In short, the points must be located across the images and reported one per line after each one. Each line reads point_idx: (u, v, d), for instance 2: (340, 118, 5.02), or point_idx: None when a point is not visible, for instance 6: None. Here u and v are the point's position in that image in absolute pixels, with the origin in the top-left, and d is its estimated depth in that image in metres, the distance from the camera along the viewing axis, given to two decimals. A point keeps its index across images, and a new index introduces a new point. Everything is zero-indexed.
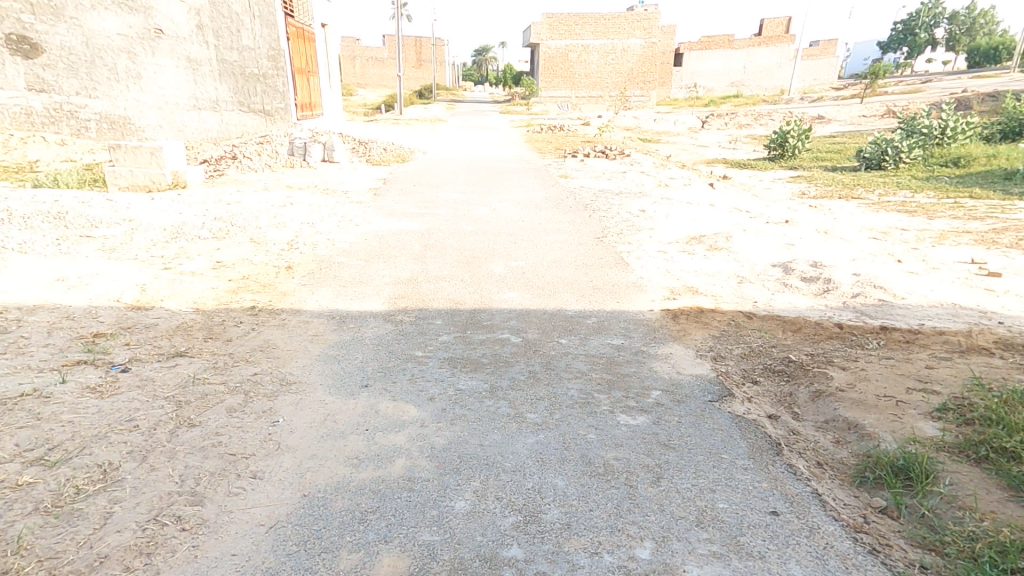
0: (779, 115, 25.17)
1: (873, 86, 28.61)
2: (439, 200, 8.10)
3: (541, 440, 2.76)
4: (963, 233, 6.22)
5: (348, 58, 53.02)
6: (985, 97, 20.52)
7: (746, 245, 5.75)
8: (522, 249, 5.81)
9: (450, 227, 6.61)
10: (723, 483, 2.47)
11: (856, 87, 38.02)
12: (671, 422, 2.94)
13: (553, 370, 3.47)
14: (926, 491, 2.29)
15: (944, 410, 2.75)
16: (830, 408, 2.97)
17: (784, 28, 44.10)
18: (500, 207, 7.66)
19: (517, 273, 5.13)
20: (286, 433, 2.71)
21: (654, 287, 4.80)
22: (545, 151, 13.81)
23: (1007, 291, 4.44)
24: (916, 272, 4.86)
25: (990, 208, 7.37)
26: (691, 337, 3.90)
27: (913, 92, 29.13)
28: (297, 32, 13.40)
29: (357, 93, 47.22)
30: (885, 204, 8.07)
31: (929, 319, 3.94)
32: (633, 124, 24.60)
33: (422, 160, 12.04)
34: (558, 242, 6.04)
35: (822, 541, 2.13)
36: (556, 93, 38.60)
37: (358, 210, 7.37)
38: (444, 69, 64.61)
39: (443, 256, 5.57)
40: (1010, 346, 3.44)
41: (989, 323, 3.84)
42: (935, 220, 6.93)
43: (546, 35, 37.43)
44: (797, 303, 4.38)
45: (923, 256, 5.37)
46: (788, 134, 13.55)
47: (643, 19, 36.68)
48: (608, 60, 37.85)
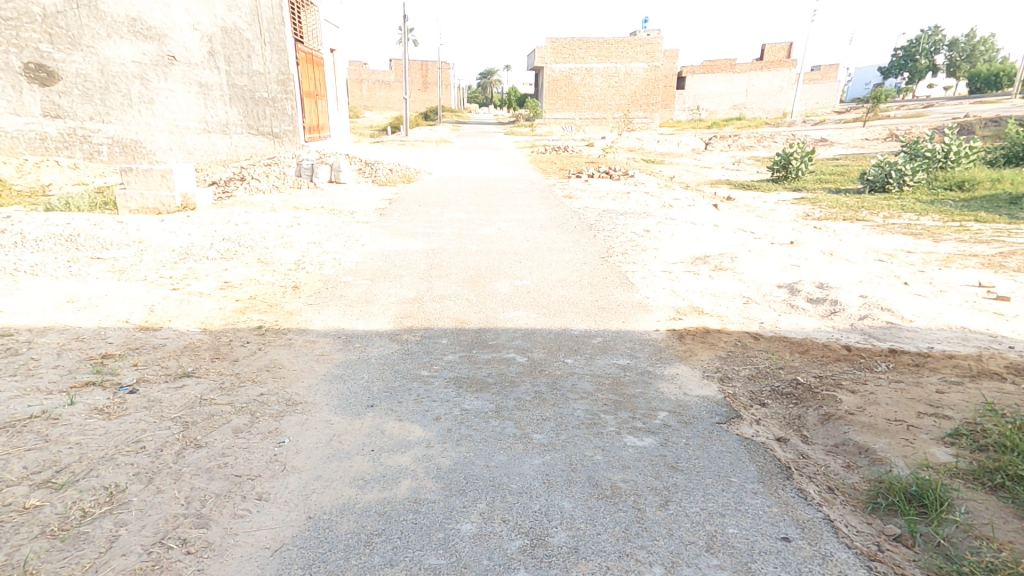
0: (783, 137, 25.42)
1: (876, 111, 28.93)
2: (443, 219, 8.17)
3: (548, 462, 2.73)
4: (969, 256, 6.22)
5: (356, 81, 54.09)
6: (987, 122, 20.79)
7: (750, 265, 5.76)
8: (527, 268, 5.85)
9: (455, 247, 6.66)
10: (732, 508, 2.44)
11: (857, 110, 38.57)
12: (680, 444, 2.92)
13: (559, 391, 3.44)
14: (941, 519, 2.26)
15: (957, 435, 2.73)
16: (840, 432, 2.95)
17: (785, 53, 44.83)
18: (505, 226, 7.75)
19: (522, 292, 5.14)
20: (292, 453, 2.69)
21: (660, 306, 4.79)
22: (550, 172, 13.92)
23: (1017, 315, 4.42)
24: (924, 295, 4.85)
25: (997, 231, 7.40)
26: (698, 357, 3.87)
27: (915, 116, 29.53)
28: (308, 56, 13.73)
29: (364, 116, 47.73)
30: (890, 226, 8.11)
31: (938, 342, 3.92)
32: (637, 145, 24.85)
33: (427, 181, 12.17)
34: (563, 262, 6.06)
35: (835, 569, 2.10)
36: (560, 114, 39.12)
37: (365, 230, 7.44)
38: (449, 92, 66.00)
39: (449, 275, 5.60)
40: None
41: (1000, 348, 3.81)
42: (941, 243, 6.95)
43: (550, 59, 37.99)
44: (804, 324, 4.36)
45: (930, 279, 5.36)
46: (791, 156, 13.70)
47: (647, 44, 37.34)
48: (610, 83, 38.39)
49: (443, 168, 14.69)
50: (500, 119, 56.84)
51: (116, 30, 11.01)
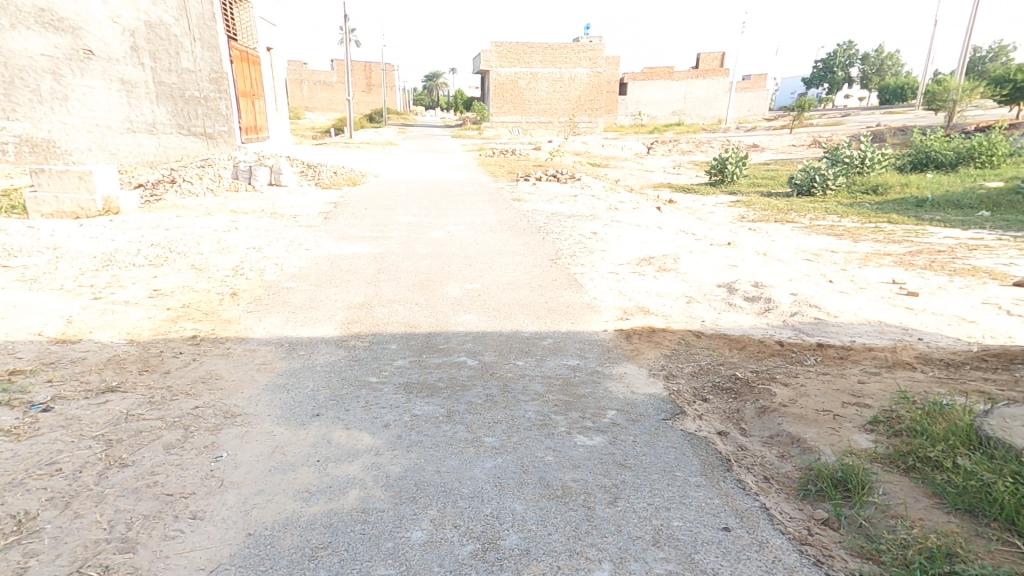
0: (718, 142, 26.62)
1: (801, 119, 30.72)
2: (392, 223, 8.05)
3: (499, 465, 2.73)
4: (884, 255, 6.70)
5: (296, 81, 52.60)
6: (897, 131, 22.54)
7: (692, 266, 5.98)
8: (477, 271, 5.83)
9: (404, 250, 6.57)
10: (677, 501, 2.52)
11: (785, 118, 40.94)
12: (628, 441, 3.00)
13: (511, 393, 3.45)
14: (863, 501, 2.43)
15: (876, 422, 2.94)
16: (774, 423, 3.11)
17: (719, 62, 47.12)
18: (455, 229, 7.72)
19: (473, 295, 5.13)
20: (230, 468, 2.57)
21: (608, 307, 4.89)
22: (498, 175, 14.00)
23: (926, 308, 4.76)
24: (847, 292, 5.17)
25: (907, 232, 8.01)
26: (644, 356, 3.98)
27: (835, 124, 31.71)
28: (240, 56, 13.26)
29: (304, 117, 46.37)
30: (815, 227, 8.62)
31: (859, 336, 4.18)
32: (583, 149, 25.38)
33: (373, 184, 11.96)
34: (513, 265, 6.09)
35: (770, 554, 2.21)
36: (506, 118, 39.40)
37: (309, 234, 7.24)
38: (394, 95, 65.19)
39: (398, 279, 5.51)
40: (932, 360, 3.67)
41: (911, 340, 4.10)
42: (860, 243, 7.45)
43: (495, 63, 38.22)
44: (742, 321, 4.56)
45: (851, 277, 5.74)
46: (726, 160, 14.33)
47: (589, 50, 38.27)
48: (556, 87, 38.97)
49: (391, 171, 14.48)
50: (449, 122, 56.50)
51: (21, 20, 10.01)
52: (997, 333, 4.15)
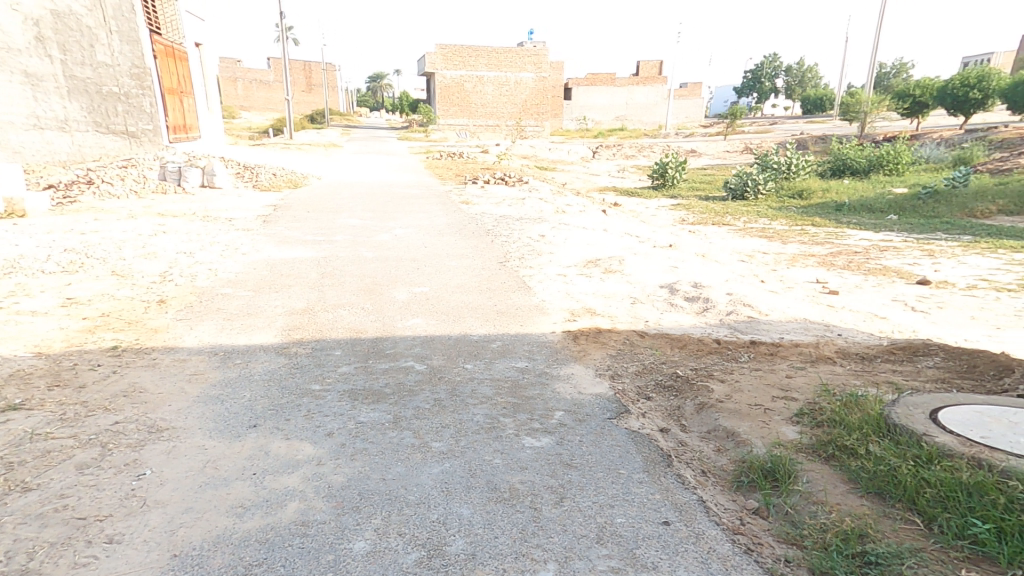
0: (659, 147, 27.59)
1: (734, 126, 32.31)
2: (337, 226, 7.89)
3: (447, 470, 2.70)
4: (809, 256, 7.09)
5: (229, 79, 50.83)
6: (817, 140, 24.01)
7: (636, 267, 6.14)
8: (426, 275, 5.78)
9: (350, 254, 6.44)
10: (620, 498, 2.57)
11: (719, 126, 43.03)
12: (574, 441, 3.03)
13: (459, 397, 3.43)
14: (789, 489, 2.55)
15: (802, 414, 3.10)
16: (712, 419, 3.23)
17: (658, 70, 49.02)
18: (402, 232, 7.64)
19: (421, 299, 5.07)
20: (154, 486, 2.43)
21: (556, 309, 4.95)
22: (445, 178, 13.98)
23: (845, 306, 5.00)
24: (777, 291, 5.42)
25: (828, 234, 8.51)
26: (591, 356, 4.05)
27: (763, 132, 33.58)
28: (167, 51, 12.73)
29: (239, 117, 44.81)
30: (748, 230, 9.04)
31: (787, 333, 4.39)
32: (530, 152, 25.73)
33: (315, 186, 11.68)
34: (461, 268, 6.07)
35: (705, 546, 2.28)
36: (453, 121, 39.35)
37: (246, 237, 6.97)
38: (337, 95, 63.97)
39: (343, 284, 5.39)
40: (849, 354, 3.89)
41: (832, 335, 4.33)
42: (788, 244, 7.87)
43: (441, 65, 38.28)
44: (682, 321, 4.71)
45: (781, 277, 6.03)
46: (667, 165, 14.84)
47: (533, 55, 39.02)
48: (502, 91, 39.37)
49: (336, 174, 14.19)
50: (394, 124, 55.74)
51: None
52: (905, 327, 4.43)
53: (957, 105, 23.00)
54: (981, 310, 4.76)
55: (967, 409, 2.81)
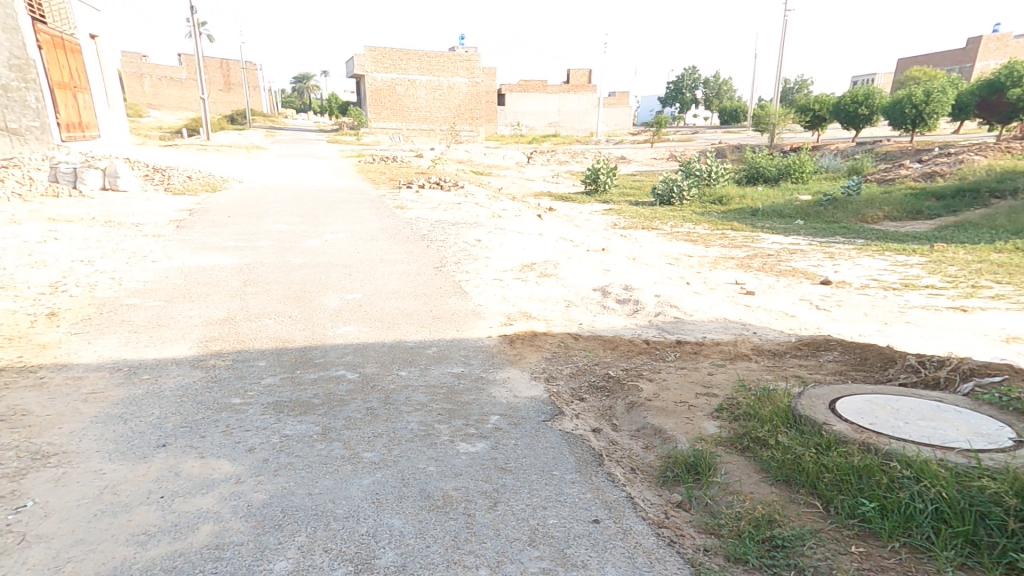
0: (591, 153, 28.40)
1: (659, 135, 33.89)
2: (261, 231, 7.61)
3: (378, 480, 2.63)
4: (729, 259, 7.49)
5: (133, 75, 47.73)
6: (734, 149, 25.54)
7: (570, 271, 6.26)
8: (358, 281, 5.65)
9: (276, 260, 6.20)
10: (553, 500, 2.59)
11: (646, 133, 45.06)
12: (509, 445, 3.03)
13: (393, 405, 3.35)
14: (709, 482, 2.67)
15: (722, 409, 3.26)
16: (640, 417, 3.32)
17: (587, 79, 50.68)
18: (333, 237, 7.45)
19: (353, 306, 4.94)
20: (38, 519, 2.22)
21: (492, 313, 4.96)
22: (379, 182, 13.74)
23: (761, 305, 5.32)
24: (701, 293, 5.68)
25: (746, 238, 9.03)
26: (527, 360, 4.08)
27: (685, 140, 35.41)
28: (53, 40, 11.64)
29: (149, 116, 42.02)
30: (675, 234, 9.44)
31: (709, 332, 4.60)
32: (466, 157, 25.81)
33: (236, 191, 11.19)
34: (395, 273, 5.98)
35: (632, 541, 2.33)
36: (386, 124, 38.70)
37: (160, 245, 6.55)
38: (259, 95, 61.39)
39: (268, 291, 5.17)
40: (762, 351, 4.12)
41: (749, 333, 4.57)
42: (711, 247, 8.29)
43: (370, 68, 37.32)
44: (614, 323, 4.85)
45: (704, 278, 6.33)
46: (598, 170, 15.32)
47: (466, 60, 39.26)
48: (434, 95, 39.28)
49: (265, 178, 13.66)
50: (324, 127, 54.03)
51: None
52: (811, 325, 4.73)
53: (849, 118, 25.07)
54: (873, 307, 5.13)
55: (860, 398, 3.05)
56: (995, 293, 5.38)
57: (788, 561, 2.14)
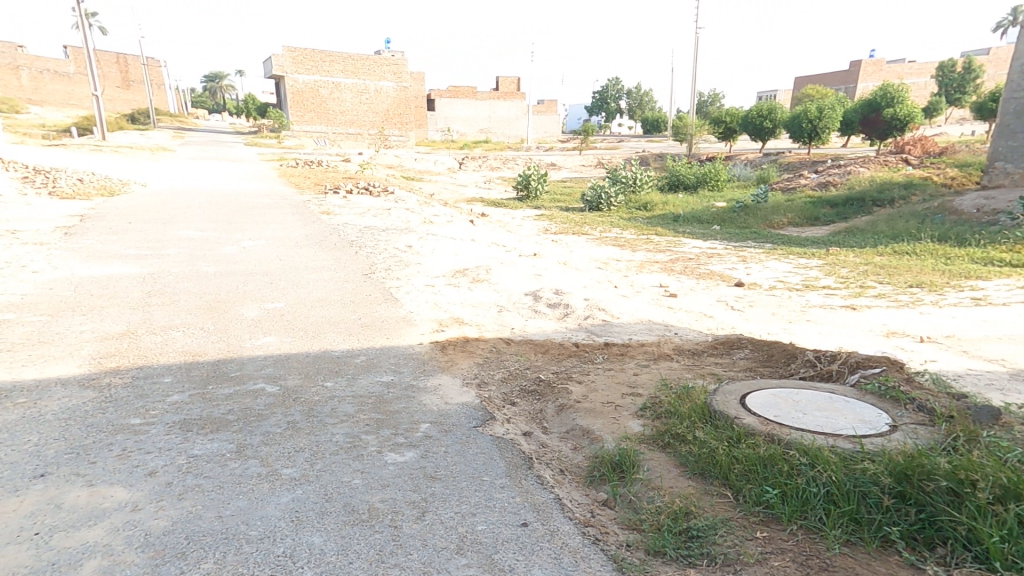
0: (522, 160, 28.94)
1: (585, 143, 35.17)
2: (170, 239, 7.22)
3: (297, 497, 2.50)
4: (654, 262, 7.81)
5: (10, 67, 43.44)
6: (656, 157, 26.94)
7: (502, 276, 6.31)
8: (280, 289, 5.44)
9: (185, 269, 5.89)
10: (482, 506, 2.57)
11: (574, 140, 46.72)
12: (439, 452, 2.98)
13: (316, 417, 3.22)
14: (633, 479, 2.74)
15: (646, 408, 3.39)
16: (570, 419, 3.39)
17: (515, 86, 51.92)
18: (252, 244, 7.17)
19: (274, 316, 4.75)
20: None
21: (423, 320, 4.90)
22: (303, 187, 13.28)
23: (682, 307, 5.60)
24: (627, 296, 5.89)
25: (669, 242, 9.47)
26: (458, 366, 4.05)
27: (610, 148, 36.93)
28: None
29: (35, 115, 38.25)
30: (604, 239, 9.76)
31: (635, 333, 4.77)
32: (395, 162, 25.60)
33: (138, 196, 10.52)
34: (322, 281, 5.81)
35: (559, 541, 2.35)
36: (310, 127, 37.36)
37: (49, 255, 6.10)
38: (165, 95, 57.62)
39: (177, 302, 4.89)
40: (682, 350, 4.32)
41: (671, 334, 4.78)
42: (638, 252, 8.63)
43: (291, 69, 35.95)
44: (545, 327, 4.93)
45: (631, 282, 6.57)
46: (529, 177, 15.61)
47: (391, 64, 39.18)
48: (361, 98, 38.67)
49: (179, 183, 12.92)
50: (244, 129, 51.55)
51: None
52: (727, 324, 5.02)
53: (755, 131, 26.72)
54: (780, 307, 5.51)
55: (766, 393, 3.27)
56: (880, 292, 5.87)
57: (702, 550, 2.24)
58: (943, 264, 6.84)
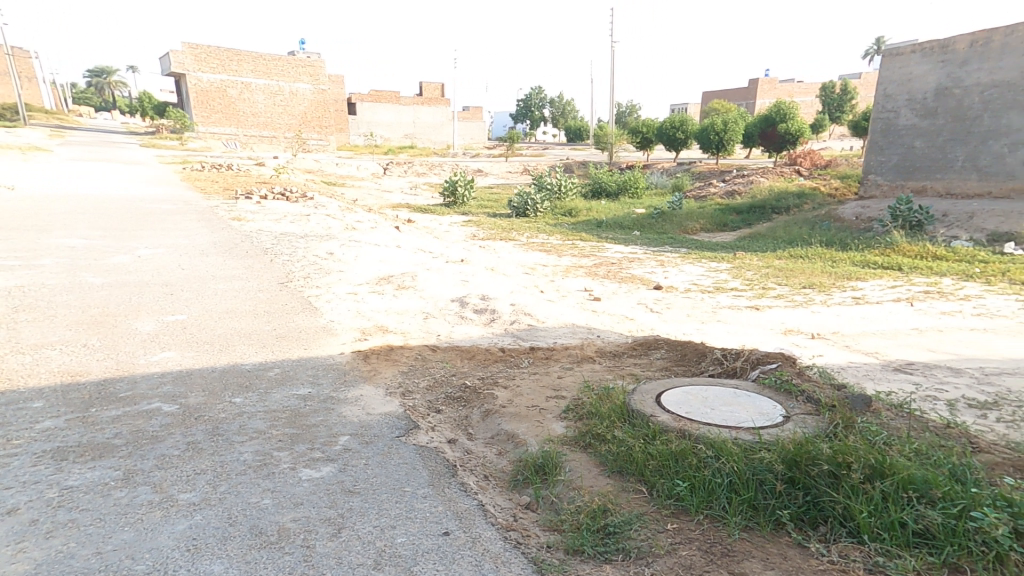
0: (447, 166, 28.94)
1: (511, 150, 35.78)
2: (50, 248, 6.65)
3: (196, 523, 2.35)
4: (580, 267, 8.05)
5: None
6: (578, 165, 27.87)
7: (428, 282, 6.27)
8: (182, 301, 5.14)
9: (67, 282, 5.43)
10: (403, 517, 2.53)
11: (500, 146, 47.49)
12: (359, 465, 2.90)
13: (222, 436, 3.04)
14: (555, 480, 2.81)
15: (569, 410, 3.48)
16: (495, 424, 3.41)
17: (440, 92, 52.04)
18: (147, 253, 6.74)
19: (174, 329, 4.47)
20: None
21: (345, 329, 4.77)
22: (209, 192, 12.53)
23: (605, 310, 5.81)
24: (553, 300, 6.03)
25: (593, 247, 9.80)
26: (381, 375, 3.97)
27: (535, 156, 37.78)
28: None
29: None
30: (531, 244, 9.95)
31: (559, 337, 4.90)
32: (314, 167, 24.78)
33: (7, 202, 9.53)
34: (230, 290, 5.55)
35: (480, 548, 2.36)
36: (218, 129, 35.14)
37: None
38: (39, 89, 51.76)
39: (56, 318, 4.51)
40: (604, 352, 4.48)
41: (593, 337, 4.95)
42: (563, 257, 8.86)
43: (193, 67, 33.32)
44: (472, 333, 4.94)
45: (557, 286, 6.74)
46: (456, 183, 15.64)
47: (308, 66, 37.92)
48: (275, 100, 36.98)
49: (61, 188, 11.80)
50: (140, 129, 47.53)
51: None
52: (645, 326, 5.26)
53: (669, 141, 28.30)
54: (693, 309, 5.85)
55: (679, 390, 3.46)
56: (778, 293, 6.38)
57: (617, 545, 2.33)
58: (831, 267, 7.57)
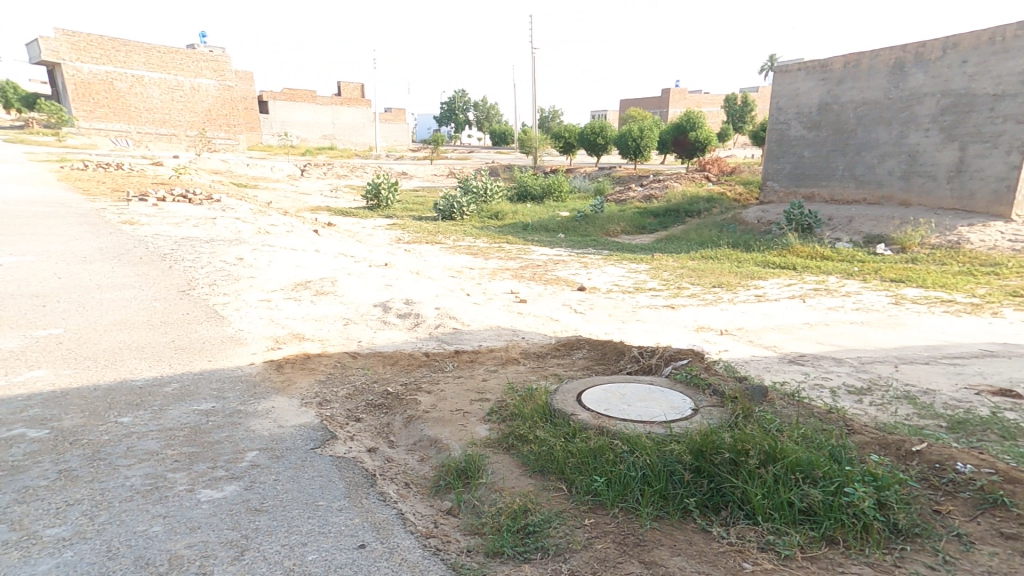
0: (370, 168, 28.23)
1: (436, 153, 35.57)
2: None
3: (68, 560, 2.13)
4: (507, 270, 8.13)
5: None
6: (503, 168, 28.19)
7: (349, 287, 6.09)
8: (59, 314, 4.75)
9: None
10: (315, 533, 2.42)
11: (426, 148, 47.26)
12: (268, 482, 2.75)
13: (104, 461, 2.79)
14: (477, 484, 2.80)
15: (493, 412, 3.50)
16: (418, 430, 3.36)
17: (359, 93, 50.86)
18: (16, 263, 6.17)
19: (47, 344, 4.13)
20: None
21: (256, 338, 4.53)
22: (94, 194, 11.48)
23: (530, 311, 5.90)
24: (479, 303, 6.05)
25: (519, 250, 9.93)
26: (296, 386, 3.80)
27: (460, 159, 37.77)
28: None
29: None
30: (457, 247, 9.93)
31: (485, 339, 4.91)
32: (221, 167, 23.29)
33: None
34: (118, 300, 5.19)
35: (397, 558, 2.30)
36: (106, 126, 31.84)
37: None
38: None
39: None
40: (528, 353, 4.55)
41: (518, 338, 5.00)
42: (490, 259, 8.91)
43: (70, 56, 29.88)
44: (394, 338, 4.85)
45: (483, 289, 6.77)
46: (379, 185, 15.36)
47: (211, 61, 35.42)
48: (173, 96, 34.08)
49: None
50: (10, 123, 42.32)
51: None
52: (569, 327, 5.39)
53: (591, 147, 29.16)
54: (615, 309, 6.06)
55: (599, 389, 3.56)
56: (692, 293, 6.74)
57: (536, 544, 2.36)
58: (738, 267, 8.12)
